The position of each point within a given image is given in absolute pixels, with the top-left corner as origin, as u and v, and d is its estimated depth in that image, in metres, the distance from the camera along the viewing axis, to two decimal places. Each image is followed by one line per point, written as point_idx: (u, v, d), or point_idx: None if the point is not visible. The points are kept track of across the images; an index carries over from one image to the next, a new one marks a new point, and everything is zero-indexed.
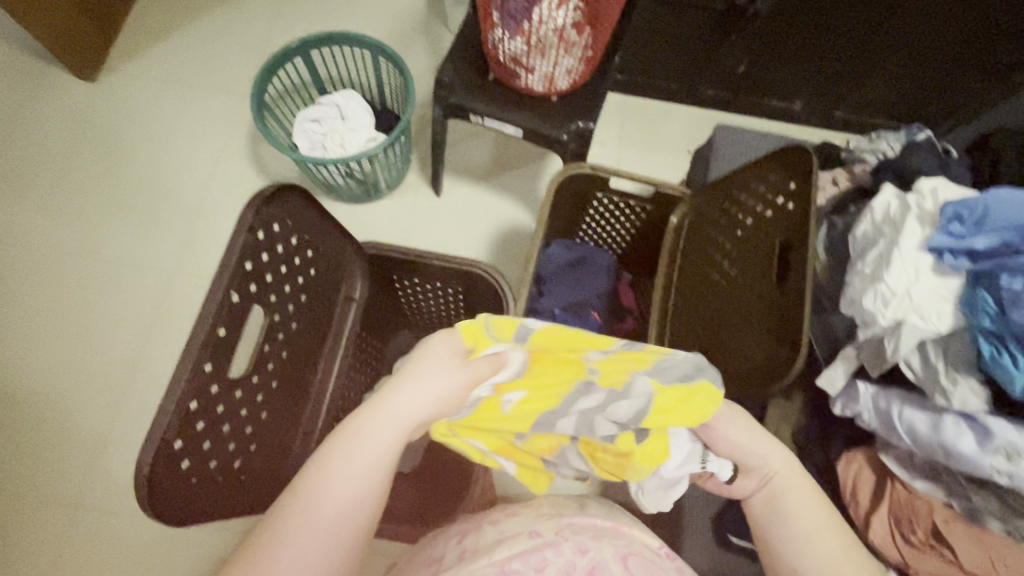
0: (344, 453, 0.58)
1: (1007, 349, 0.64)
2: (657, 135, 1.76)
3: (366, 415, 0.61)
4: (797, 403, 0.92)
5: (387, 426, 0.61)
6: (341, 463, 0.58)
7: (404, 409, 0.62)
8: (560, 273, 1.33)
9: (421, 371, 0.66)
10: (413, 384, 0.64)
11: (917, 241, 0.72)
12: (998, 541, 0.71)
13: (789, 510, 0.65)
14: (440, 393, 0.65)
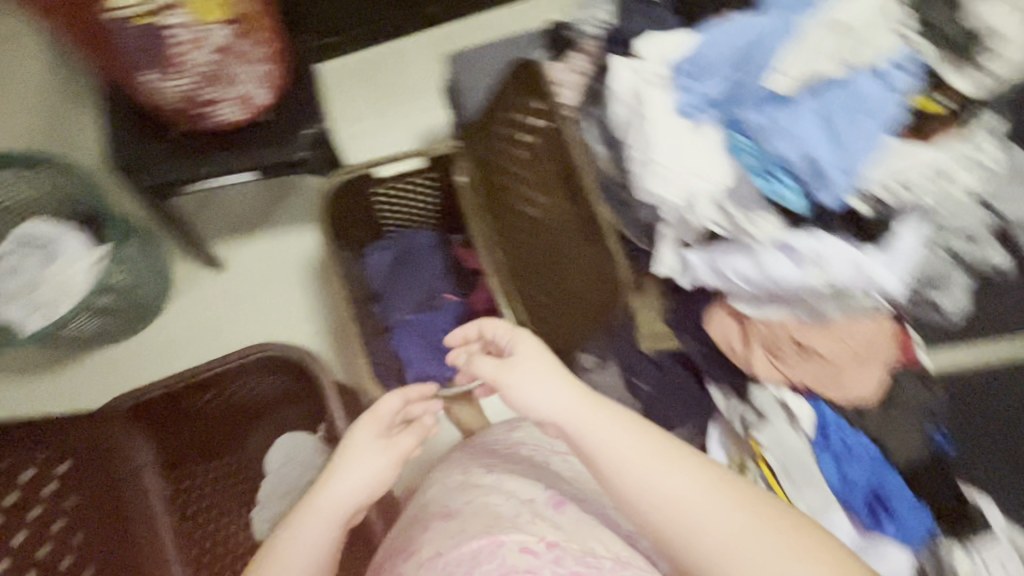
0: (296, 538, 0.59)
1: (776, 178, 0.70)
2: (398, 84, 1.33)
3: (304, 509, 0.61)
4: (651, 289, 0.92)
5: (336, 522, 0.61)
6: (294, 546, 0.59)
7: (332, 508, 0.61)
8: (394, 276, 1.23)
9: (356, 462, 0.63)
10: (340, 479, 0.63)
11: (665, 108, 0.70)
12: (843, 323, 0.73)
13: (525, 400, 0.56)
14: (376, 479, 0.64)
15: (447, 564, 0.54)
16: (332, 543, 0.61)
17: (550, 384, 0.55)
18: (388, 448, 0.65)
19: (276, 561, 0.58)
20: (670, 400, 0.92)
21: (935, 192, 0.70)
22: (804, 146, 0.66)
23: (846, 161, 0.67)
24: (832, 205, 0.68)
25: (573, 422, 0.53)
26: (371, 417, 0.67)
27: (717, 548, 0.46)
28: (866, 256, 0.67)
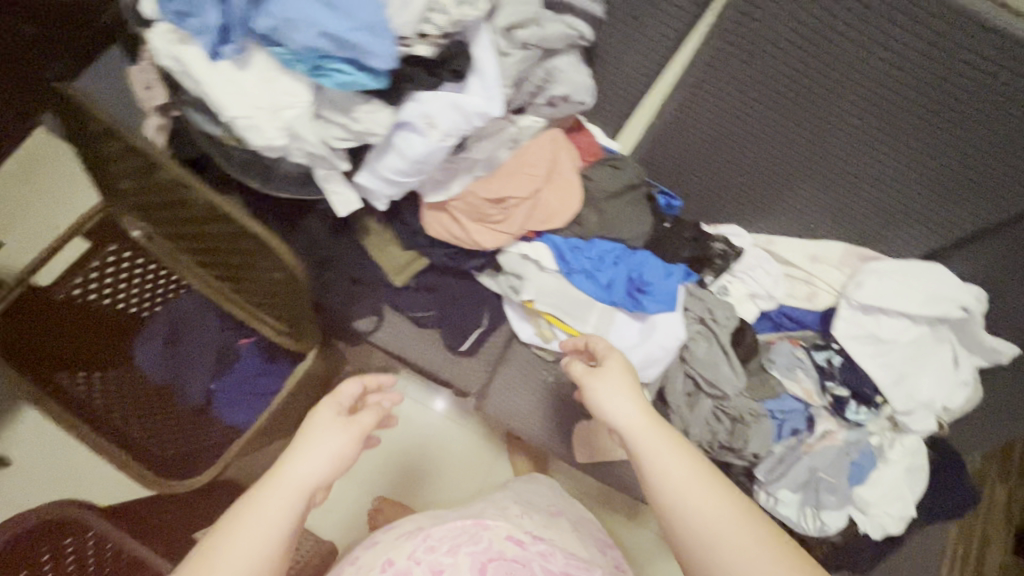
0: (245, 529, 0.51)
1: (331, 69, 0.58)
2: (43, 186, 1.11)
3: (268, 485, 0.54)
4: (370, 227, 0.87)
5: (297, 497, 0.54)
6: (238, 545, 0.50)
7: (292, 488, 0.54)
8: (173, 360, 1.02)
9: (325, 436, 0.57)
10: (299, 458, 0.55)
11: (202, 60, 0.61)
12: (512, 158, 0.73)
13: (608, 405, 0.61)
14: (336, 458, 0.57)
15: (429, 543, 0.73)
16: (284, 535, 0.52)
17: (616, 383, 0.62)
18: (350, 425, 0.59)
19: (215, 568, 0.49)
20: (452, 311, 0.90)
21: None
22: (312, 27, 0.54)
23: (350, 19, 0.53)
24: (393, 66, 0.58)
25: (635, 422, 0.59)
26: (331, 398, 0.62)
27: (704, 541, 0.52)
28: (467, 93, 0.62)
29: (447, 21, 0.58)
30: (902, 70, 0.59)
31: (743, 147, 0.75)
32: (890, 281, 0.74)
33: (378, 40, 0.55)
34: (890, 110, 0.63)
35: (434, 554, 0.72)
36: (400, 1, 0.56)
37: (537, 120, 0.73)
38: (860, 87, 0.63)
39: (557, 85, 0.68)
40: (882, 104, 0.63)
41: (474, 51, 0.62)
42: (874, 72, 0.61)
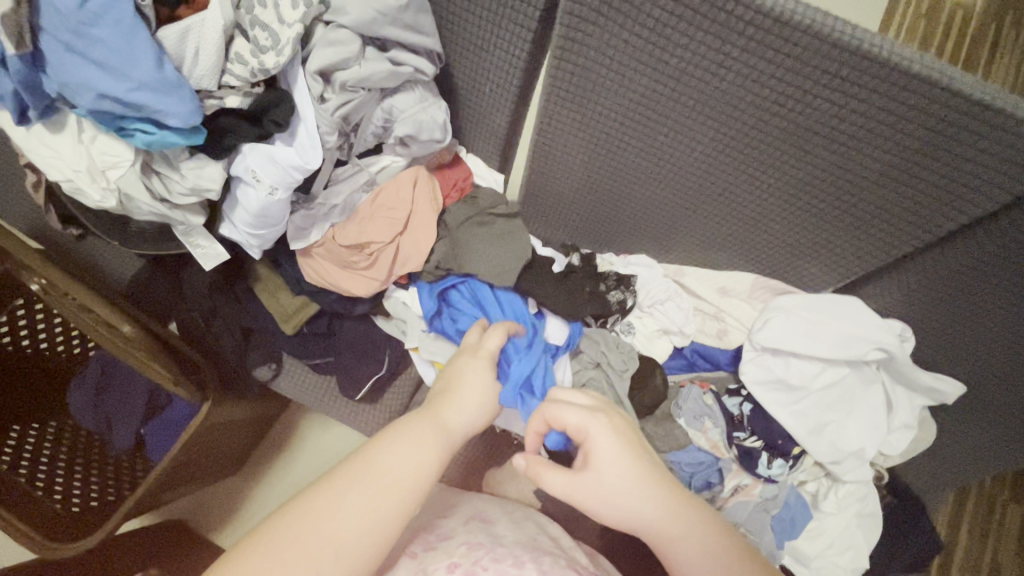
0: (393, 462, 0.48)
1: (134, 128, 0.55)
2: None
3: (427, 422, 0.52)
4: (258, 274, 0.84)
5: (448, 441, 0.52)
6: (382, 479, 0.46)
7: (449, 429, 0.53)
8: (104, 406, 1.03)
9: (474, 384, 0.57)
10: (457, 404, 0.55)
11: (16, 126, 0.59)
12: (371, 201, 0.68)
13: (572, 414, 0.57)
14: (477, 414, 0.56)
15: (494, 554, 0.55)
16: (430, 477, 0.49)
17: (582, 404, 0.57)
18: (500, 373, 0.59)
19: (353, 500, 0.44)
20: (349, 358, 0.85)
21: (284, 9, 0.53)
22: (90, 89, 0.50)
23: (126, 80, 0.49)
24: (196, 122, 0.53)
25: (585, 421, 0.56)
26: (468, 348, 0.62)
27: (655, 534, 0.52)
28: (293, 143, 0.58)
29: (250, 69, 0.54)
30: (748, 105, 0.52)
31: (621, 180, 0.68)
32: (799, 319, 0.67)
33: (166, 98, 0.51)
34: (749, 145, 0.56)
35: (501, 564, 0.54)
36: (190, 55, 0.52)
37: (396, 160, 0.68)
38: (711, 123, 0.56)
39: (400, 123, 0.62)
40: (738, 139, 0.56)
41: (294, 96, 0.57)
42: (723, 106, 0.54)
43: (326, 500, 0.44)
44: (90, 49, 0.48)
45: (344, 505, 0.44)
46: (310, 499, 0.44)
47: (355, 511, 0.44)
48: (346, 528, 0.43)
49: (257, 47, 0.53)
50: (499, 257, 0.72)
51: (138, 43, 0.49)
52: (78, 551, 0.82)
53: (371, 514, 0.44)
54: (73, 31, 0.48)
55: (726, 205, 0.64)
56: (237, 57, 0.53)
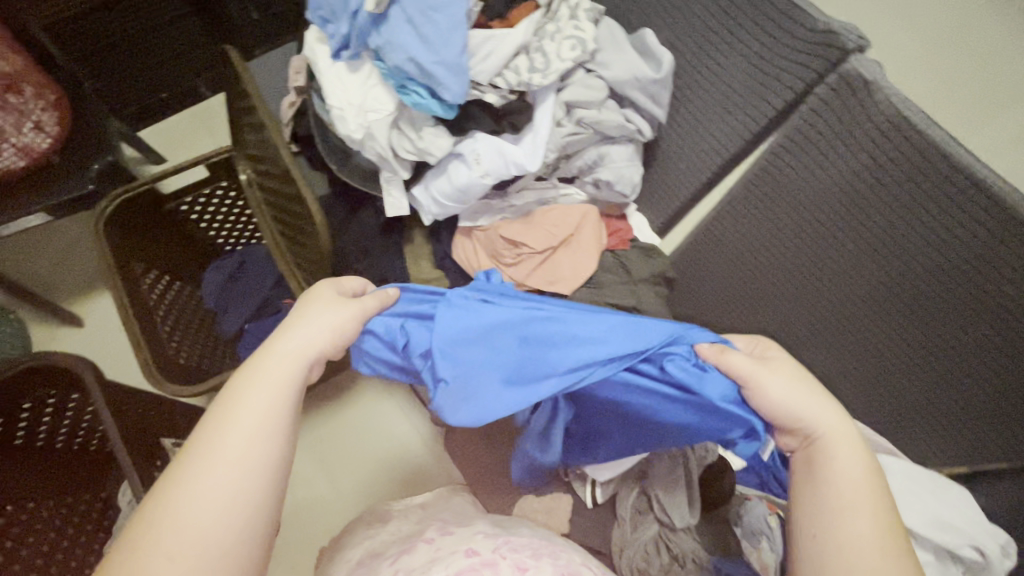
0: (231, 428, 0.43)
1: (413, 89, 0.69)
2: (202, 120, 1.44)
3: (255, 372, 0.46)
4: (416, 238, 0.95)
5: (288, 373, 0.47)
6: (214, 455, 0.42)
7: (293, 358, 0.47)
8: (228, 292, 1.21)
9: (321, 316, 0.50)
10: (294, 327, 0.49)
11: (327, 58, 0.75)
12: (542, 213, 0.78)
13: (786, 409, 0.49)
14: (337, 335, 0.50)
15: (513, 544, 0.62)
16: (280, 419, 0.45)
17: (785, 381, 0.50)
18: (358, 305, 0.52)
19: (191, 496, 0.40)
20: None
21: (565, 49, 0.65)
22: (404, 51, 0.64)
23: (435, 55, 0.63)
24: (459, 102, 0.66)
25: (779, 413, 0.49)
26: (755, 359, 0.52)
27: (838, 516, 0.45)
28: (517, 145, 0.70)
29: (518, 79, 0.66)
30: (917, 270, 0.57)
31: (766, 286, 0.73)
32: (897, 485, 0.65)
33: (452, 77, 0.64)
34: (903, 305, 0.60)
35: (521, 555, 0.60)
36: (482, 54, 0.65)
37: (579, 194, 0.77)
38: (878, 269, 0.60)
39: (604, 170, 0.73)
40: (897, 286, 0.59)
41: (535, 112, 0.69)
42: (899, 260, 0.58)
43: (161, 516, 0.40)
44: (422, 25, 0.63)
45: (184, 506, 0.40)
46: (129, 532, 0.40)
47: (181, 514, 0.40)
48: (202, 502, 0.40)
49: (531, 67, 0.66)
50: (630, 294, 0.76)
51: (457, 33, 0.62)
52: (172, 393, 0.94)
53: (226, 484, 0.41)
54: (418, 10, 0.63)
55: (861, 348, 0.67)
56: (513, 68, 0.66)
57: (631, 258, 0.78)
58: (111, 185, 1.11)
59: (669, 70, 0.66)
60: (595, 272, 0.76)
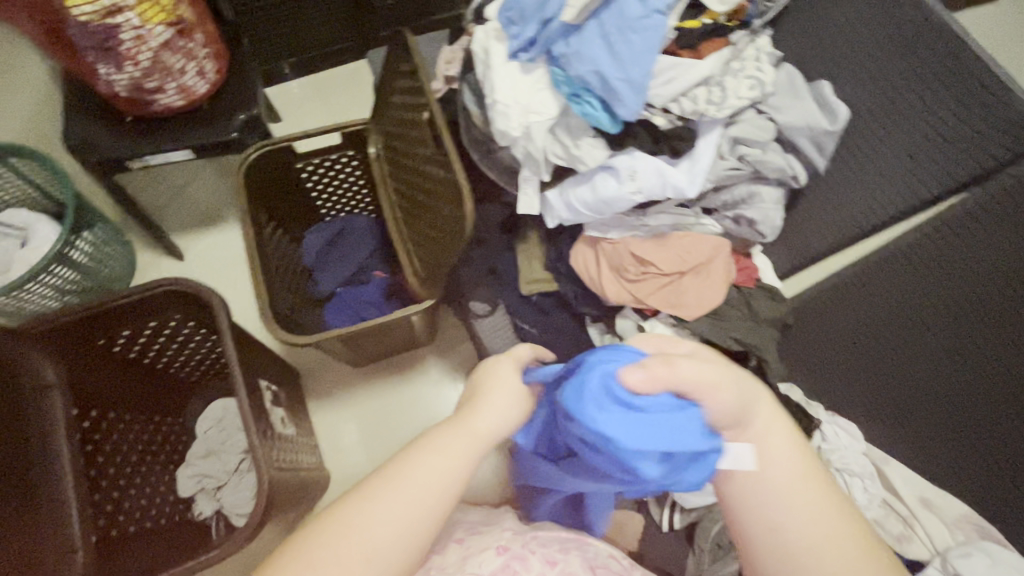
0: (399, 484, 0.52)
1: (586, 100, 0.72)
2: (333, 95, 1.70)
3: (453, 437, 0.54)
4: (532, 238, 0.99)
5: (468, 452, 0.54)
6: (378, 501, 0.51)
7: (478, 438, 0.54)
8: (326, 256, 1.31)
9: (491, 398, 0.56)
10: (493, 408, 0.56)
11: (503, 56, 0.79)
12: (675, 237, 0.79)
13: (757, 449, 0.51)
14: (508, 416, 0.56)
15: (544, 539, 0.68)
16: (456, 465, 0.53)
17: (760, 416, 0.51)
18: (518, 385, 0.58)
19: (356, 525, 0.50)
20: (551, 341, 0.96)
21: (744, 87, 0.67)
22: (592, 65, 0.67)
23: (621, 73, 0.66)
24: (631, 121, 0.69)
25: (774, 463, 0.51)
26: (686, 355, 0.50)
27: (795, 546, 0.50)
28: (675, 169, 0.72)
29: (693, 108, 0.68)
30: None
31: (890, 346, 0.77)
32: (1008, 569, 0.64)
33: (633, 96, 0.67)
34: None
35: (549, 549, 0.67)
36: (665, 79, 0.67)
37: (715, 227, 0.79)
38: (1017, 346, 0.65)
39: (752, 209, 0.74)
40: None
41: (698, 142, 0.71)
42: None
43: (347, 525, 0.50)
44: (617, 44, 0.66)
45: (357, 521, 0.50)
46: (325, 521, 0.51)
47: (356, 538, 0.49)
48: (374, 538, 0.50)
49: (709, 99, 0.68)
50: (750, 331, 0.77)
51: (650, 56, 0.65)
52: (283, 340, 1.00)
53: (397, 521, 0.51)
54: (618, 29, 0.65)
55: (979, 421, 0.70)
56: (692, 97, 0.68)
57: (754, 296, 0.79)
58: (250, 136, 1.19)
59: (843, 124, 0.68)
60: (719, 303, 0.78)
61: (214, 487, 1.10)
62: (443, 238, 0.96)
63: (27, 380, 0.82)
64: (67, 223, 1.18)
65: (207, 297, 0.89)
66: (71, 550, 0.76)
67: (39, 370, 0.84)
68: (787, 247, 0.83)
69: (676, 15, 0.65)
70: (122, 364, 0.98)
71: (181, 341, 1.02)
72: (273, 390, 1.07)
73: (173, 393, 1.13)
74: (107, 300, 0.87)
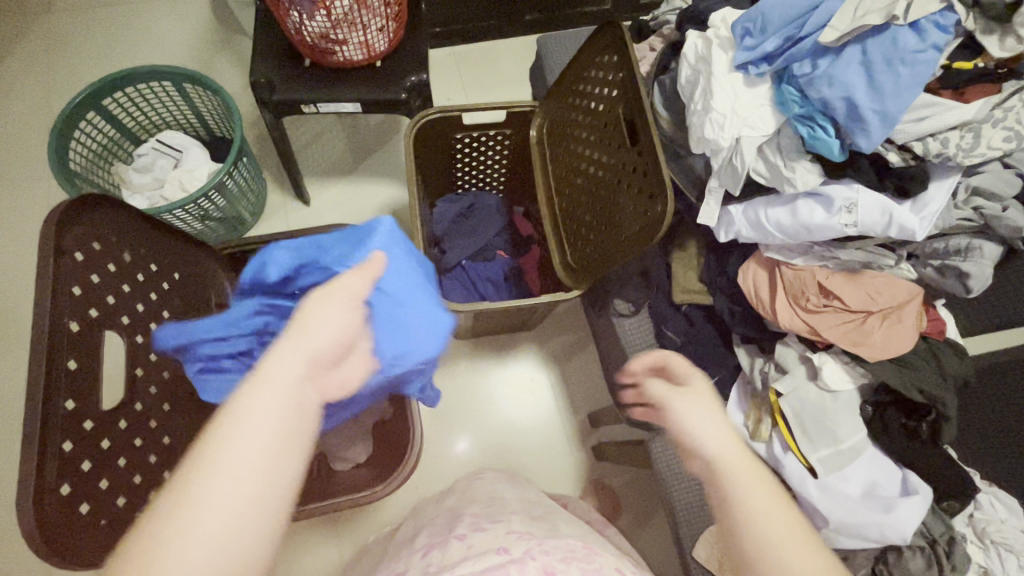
0: (227, 454, 0.41)
1: (818, 124, 0.71)
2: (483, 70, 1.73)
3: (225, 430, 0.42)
4: (691, 248, 0.98)
5: (276, 397, 0.44)
6: (222, 478, 0.41)
7: (255, 417, 0.43)
8: (456, 226, 1.33)
9: (316, 328, 0.47)
10: (250, 414, 0.43)
11: (726, 65, 0.77)
12: (869, 276, 0.78)
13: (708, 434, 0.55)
14: (345, 334, 0.49)
15: (546, 545, 0.57)
16: (293, 418, 0.44)
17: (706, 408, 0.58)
18: (355, 305, 0.50)
19: (189, 527, 0.39)
20: (696, 354, 0.94)
21: (998, 138, 0.65)
22: (844, 90, 0.66)
23: (876, 103, 0.65)
24: (867, 152, 0.68)
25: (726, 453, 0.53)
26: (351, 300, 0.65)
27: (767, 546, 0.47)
28: (900, 208, 0.70)
29: (939, 150, 0.66)
30: None
31: None
32: None
33: (881, 129, 0.66)
34: None
35: (550, 556, 0.55)
36: (917, 117, 0.66)
37: (911, 273, 0.77)
38: None
39: (967, 262, 0.72)
40: None
41: (930, 185, 0.69)
42: None
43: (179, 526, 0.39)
44: (879, 74, 0.65)
45: (200, 522, 0.39)
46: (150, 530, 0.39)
47: (194, 529, 0.39)
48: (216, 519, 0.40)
49: (959, 144, 0.66)
50: (934, 383, 0.75)
51: (913, 92, 0.64)
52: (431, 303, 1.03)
53: (241, 486, 0.41)
54: (884, 58, 0.64)
55: None
56: (942, 139, 0.66)
57: (940, 350, 0.77)
58: (415, 98, 1.21)
59: None
60: (905, 349, 0.76)
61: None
62: (607, 233, 0.96)
63: (212, 297, 0.85)
64: (233, 153, 1.25)
65: None
66: None
67: (218, 288, 0.86)
68: (975, 306, 0.81)
69: (947, 54, 0.64)
70: None
71: None
72: None
73: None
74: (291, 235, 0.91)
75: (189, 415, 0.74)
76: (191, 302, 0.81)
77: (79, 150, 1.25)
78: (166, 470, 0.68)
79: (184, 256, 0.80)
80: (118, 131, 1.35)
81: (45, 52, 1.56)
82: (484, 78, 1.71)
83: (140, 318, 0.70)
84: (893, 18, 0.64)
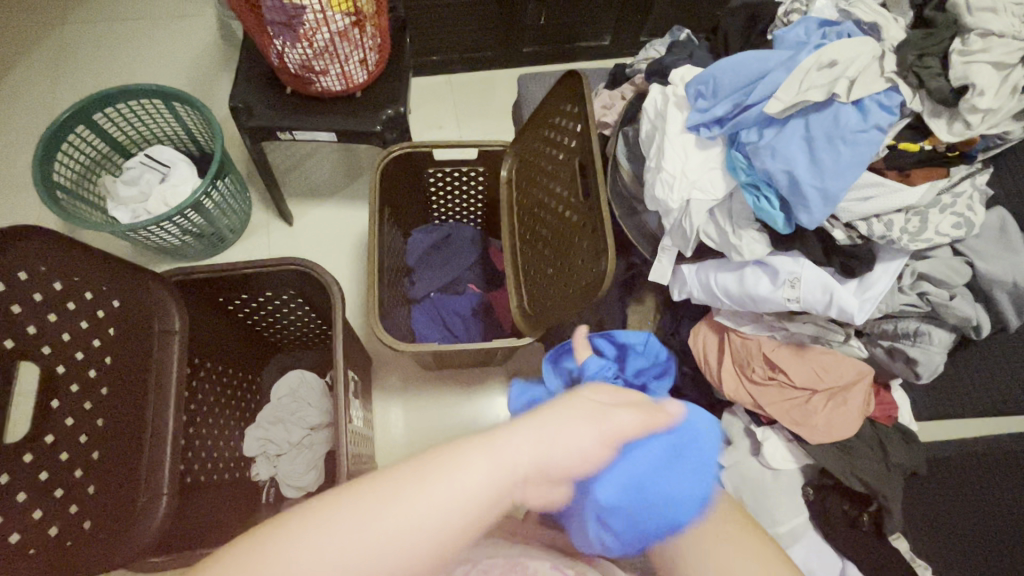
0: (447, 478, 0.44)
1: (762, 194, 0.68)
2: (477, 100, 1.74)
3: (456, 454, 0.45)
4: (649, 302, 0.95)
5: (501, 474, 0.45)
6: (424, 498, 0.43)
7: (500, 466, 0.46)
8: (428, 258, 1.32)
9: (557, 424, 0.49)
10: (466, 472, 0.44)
11: (680, 124, 0.74)
12: (816, 352, 0.74)
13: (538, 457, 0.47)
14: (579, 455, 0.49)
15: None
16: (489, 502, 0.45)
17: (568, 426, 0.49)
18: (602, 422, 0.50)
19: (397, 515, 0.42)
20: None
21: (947, 224, 0.63)
22: (786, 163, 0.64)
23: (818, 180, 0.62)
24: (810, 228, 0.65)
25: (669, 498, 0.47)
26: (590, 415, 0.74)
27: None
28: (844, 288, 0.68)
29: (884, 232, 0.63)
30: None
31: None
32: None
33: (822, 206, 0.63)
34: None
35: None
36: (861, 196, 0.63)
37: (861, 351, 0.73)
38: None
39: (915, 347, 0.68)
40: None
41: (876, 266, 0.67)
42: None
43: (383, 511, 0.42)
44: (820, 150, 0.62)
45: (395, 519, 0.42)
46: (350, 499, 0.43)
47: (393, 530, 0.41)
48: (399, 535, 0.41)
49: (904, 227, 0.63)
50: (877, 471, 0.71)
51: (855, 171, 0.61)
52: (389, 344, 1.02)
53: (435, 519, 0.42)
54: (826, 135, 0.62)
55: None
56: (885, 221, 0.63)
57: (888, 437, 0.73)
58: (392, 129, 1.21)
59: None
60: (849, 434, 0.73)
61: (274, 454, 1.06)
62: (562, 282, 0.94)
63: (156, 324, 0.82)
64: (211, 172, 1.26)
65: (330, 284, 0.92)
66: (155, 500, 0.77)
67: (165, 314, 0.83)
68: (931, 390, 0.77)
69: (891, 134, 0.62)
70: (229, 320, 1.02)
71: (286, 313, 1.06)
72: (357, 386, 1.07)
73: (261, 354, 1.16)
74: (241, 267, 0.91)
75: (114, 453, 0.74)
76: (131, 331, 0.79)
77: (65, 162, 1.28)
78: (73, 504, 0.69)
79: (124, 282, 0.78)
80: (105, 143, 1.38)
81: (52, 62, 1.62)
82: (477, 108, 1.71)
83: (63, 349, 0.71)
84: (835, 95, 0.62)
